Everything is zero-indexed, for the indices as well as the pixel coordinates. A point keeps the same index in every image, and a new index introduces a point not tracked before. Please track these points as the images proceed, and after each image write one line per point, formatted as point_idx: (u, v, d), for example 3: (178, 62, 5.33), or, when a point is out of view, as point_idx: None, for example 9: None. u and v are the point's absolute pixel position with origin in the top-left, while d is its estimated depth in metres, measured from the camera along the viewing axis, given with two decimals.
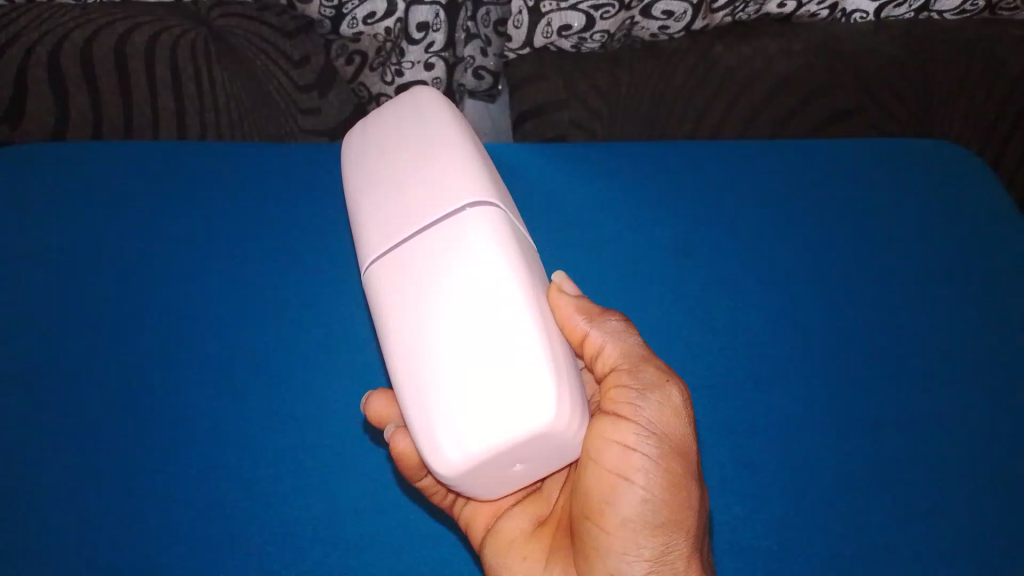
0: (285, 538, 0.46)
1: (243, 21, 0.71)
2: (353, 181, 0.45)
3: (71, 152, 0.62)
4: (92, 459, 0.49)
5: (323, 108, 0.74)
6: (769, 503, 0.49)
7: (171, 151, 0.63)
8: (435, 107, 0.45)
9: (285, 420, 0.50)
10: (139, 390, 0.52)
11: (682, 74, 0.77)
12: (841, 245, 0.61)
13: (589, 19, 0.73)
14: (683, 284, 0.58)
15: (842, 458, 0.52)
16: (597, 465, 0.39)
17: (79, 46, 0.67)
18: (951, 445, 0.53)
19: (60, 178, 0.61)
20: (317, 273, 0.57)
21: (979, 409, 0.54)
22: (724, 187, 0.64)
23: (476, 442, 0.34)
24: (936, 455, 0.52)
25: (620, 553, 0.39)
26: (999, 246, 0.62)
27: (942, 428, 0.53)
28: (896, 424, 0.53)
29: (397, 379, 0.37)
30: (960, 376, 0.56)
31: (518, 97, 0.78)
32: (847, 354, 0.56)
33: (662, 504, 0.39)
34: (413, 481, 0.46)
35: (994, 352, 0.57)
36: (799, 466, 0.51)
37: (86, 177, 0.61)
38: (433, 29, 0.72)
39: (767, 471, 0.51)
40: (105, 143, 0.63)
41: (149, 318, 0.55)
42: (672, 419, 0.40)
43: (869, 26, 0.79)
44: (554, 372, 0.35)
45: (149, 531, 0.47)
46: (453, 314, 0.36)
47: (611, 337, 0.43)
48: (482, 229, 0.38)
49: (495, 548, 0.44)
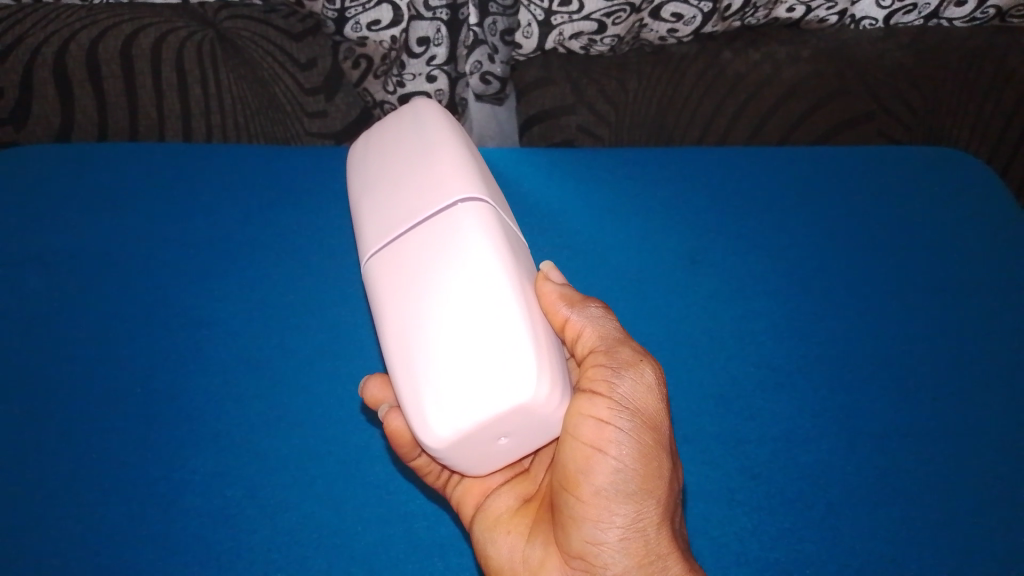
0: (289, 547, 0.45)
1: (250, 22, 0.70)
2: (354, 182, 0.45)
3: (80, 156, 0.62)
4: (95, 465, 0.49)
5: (329, 111, 0.74)
6: (780, 517, 0.49)
7: (179, 156, 0.63)
8: (431, 111, 0.45)
9: (289, 425, 0.50)
10: (142, 396, 0.51)
11: (691, 80, 0.76)
12: (850, 254, 0.61)
13: (600, 26, 0.73)
14: (691, 291, 0.58)
15: (854, 472, 0.51)
16: (573, 439, 0.39)
17: (85, 48, 0.67)
18: (965, 458, 0.52)
19: (68, 182, 0.61)
20: (322, 277, 0.57)
21: (994, 420, 0.54)
22: (731, 196, 0.63)
23: (463, 416, 0.34)
24: (950, 467, 0.52)
25: (594, 521, 0.39)
26: (1011, 255, 0.62)
27: (956, 440, 0.53)
28: (909, 436, 0.53)
29: (390, 362, 0.37)
30: (973, 387, 0.55)
31: (526, 101, 0.77)
32: (854, 365, 0.56)
33: (635, 474, 0.39)
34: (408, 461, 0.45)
35: (1003, 362, 0.57)
36: (811, 479, 0.50)
37: (92, 181, 0.61)
38: (433, 43, 0.72)
39: (779, 485, 0.50)
40: (113, 147, 0.63)
41: (153, 322, 0.54)
42: (647, 395, 0.41)
43: (877, 34, 0.78)
44: (537, 350, 0.35)
45: (151, 538, 0.46)
46: (443, 296, 0.36)
47: (592, 321, 0.42)
48: (472, 220, 0.38)
49: (483, 524, 0.43)
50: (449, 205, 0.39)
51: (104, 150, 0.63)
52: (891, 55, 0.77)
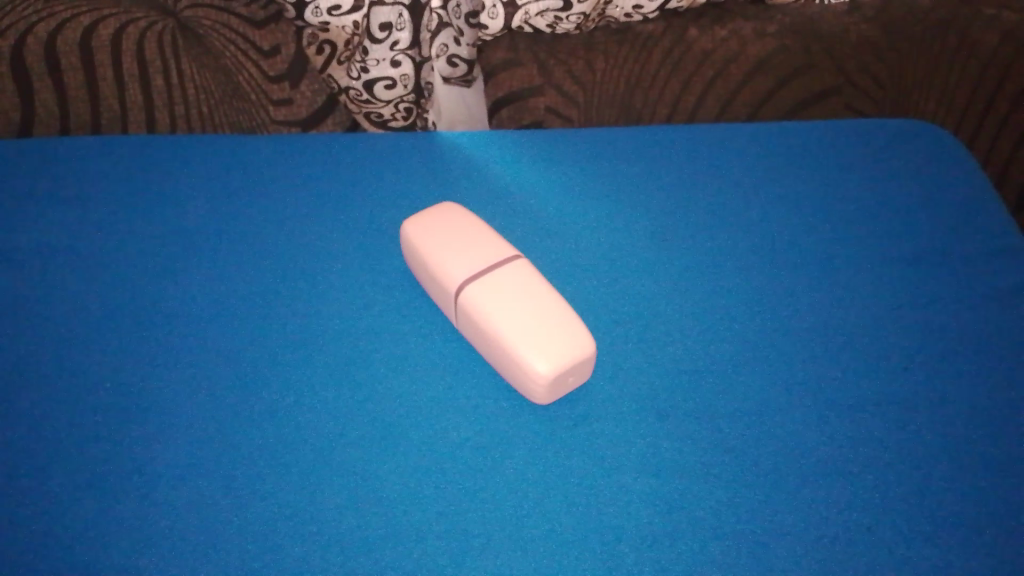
0: (263, 535, 0.44)
1: (211, 10, 0.69)
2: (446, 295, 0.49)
3: (47, 160, 0.62)
4: (62, 459, 0.47)
5: (295, 99, 0.75)
6: (779, 478, 0.46)
7: (149, 156, 0.63)
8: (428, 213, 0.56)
9: (264, 413, 0.49)
10: (112, 390, 0.50)
11: (658, 57, 0.77)
12: (829, 222, 0.60)
13: (567, 3, 0.72)
14: (668, 266, 0.57)
15: (855, 432, 0.48)
16: None
17: (41, 40, 0.67)
18: (969, 412, 0.50)
19: (35, 184, 0.60)
20: (294, 267, 0.56)
21: (993, 373, 0.52)
22: (704, 174, 0.63)
23: None
24: (957, 422, 0.49)
25: None
26: (992, 215, 0.61)
27: (957, 395, 0.50)
28: (906, 390, 0.50)
29: None
30: (968, 341, 0.53)
31: (494, 83, 0.79)
32: (843, 327, 0.54)
33: None
34: (546, 398, 0.47)
35: (996, 317, 0.55)
36: (810, 443, 0.48)
37: (62, 183, 0.61)
38: (396, 28, 0.70)
39: (777, 451, 0.47)
40: (82, 149, 0.63)
41: (123, 317, 0.54)
42: None
43: (842, 6, 0.77)
44: None
45: (121, 531, 0.44)
46: None
47: None
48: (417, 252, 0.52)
49: None
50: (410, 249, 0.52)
51: (71, 149, 0.63)
52: (856, 29, 0.77)
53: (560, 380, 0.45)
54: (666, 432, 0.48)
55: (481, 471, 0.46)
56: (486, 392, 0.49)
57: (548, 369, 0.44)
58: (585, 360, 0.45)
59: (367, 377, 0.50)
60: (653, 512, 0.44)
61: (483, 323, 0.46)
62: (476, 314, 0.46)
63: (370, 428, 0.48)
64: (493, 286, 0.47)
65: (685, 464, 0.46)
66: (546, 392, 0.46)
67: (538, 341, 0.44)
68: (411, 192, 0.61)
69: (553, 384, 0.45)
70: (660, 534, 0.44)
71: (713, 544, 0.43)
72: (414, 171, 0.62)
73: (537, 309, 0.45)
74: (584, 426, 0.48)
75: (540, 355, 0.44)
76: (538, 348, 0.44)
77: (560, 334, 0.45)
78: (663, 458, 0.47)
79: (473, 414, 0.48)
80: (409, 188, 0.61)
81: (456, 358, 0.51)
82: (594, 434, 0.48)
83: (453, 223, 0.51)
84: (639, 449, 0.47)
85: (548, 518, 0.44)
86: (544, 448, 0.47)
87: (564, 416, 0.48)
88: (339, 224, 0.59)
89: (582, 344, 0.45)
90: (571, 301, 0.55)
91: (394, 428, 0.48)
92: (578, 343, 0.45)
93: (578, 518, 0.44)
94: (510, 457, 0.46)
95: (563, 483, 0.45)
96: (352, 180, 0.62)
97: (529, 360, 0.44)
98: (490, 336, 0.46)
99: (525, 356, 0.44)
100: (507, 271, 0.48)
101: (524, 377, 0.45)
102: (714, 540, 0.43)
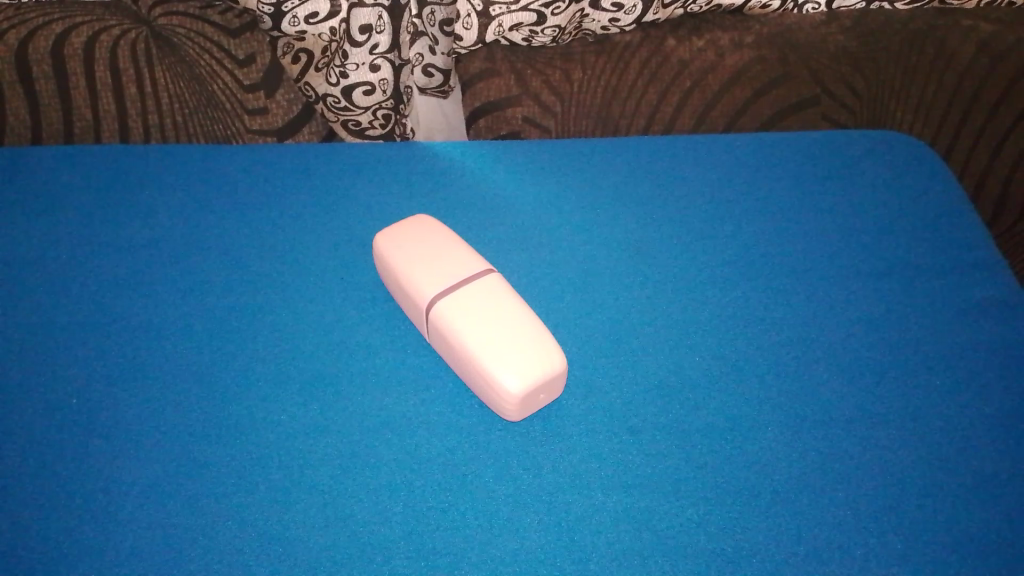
0: (230, 555, 0.42)
1: (185, 19, 0.72)
2: (420, 310, 0.49)
3: (23, 177, 0.62)
4: (24, 476, 0.46)
5: (270, 108, 0.77)
6: (753, 496, 0.45)
7: (126, 171, 0.62)
8: None
9: (231, 429, 0.48)
10: (79, 406, 0.49)
11: (635, 69, 0.80)
12: (805, 235, 0.60)
13: (540, 17, 0.74)
14: (643, 276, 0.57)
15: (831, 447, 0.48)
16: None
17: (13, 48, 0.69)
18: (945, 427, 0.49)
19: (9, 202, 0.60)
20: (265, 281, 0.56)
21: (969, 385, 0.51)
22: (678, 185, 0.63)
23: None
24: (932, 437, 0.49)
25: None
26: (966, 222, 0.61)
27: (933, 410, 0.50)
28: (877, 401, 0.50)
29: None
30: (944, 355, 0.53)
31: (471, 93, 0.81)
32: (816, 337, 0.54)
33: None
34: (512, 415, 0.46)
35: (971, 326, 0.55)
36: (783, 456, 0.47)
37: (37, 198, 0.60)
38: (376, 31, 0.70)
39: (754, 466, 0.47)
40: (58, 164, 0.62)
41: (90, 333, 0.53)
42: None
43: (820, 17, 0.82)
44: None
45: (84, 551, 0.43)
46: None
47: None
48: (386, 265, 0.51)
49: None
50: (380, 262, 0.52)
51: (44, 167, 0.62)
52: (833, 38, 0.81)
53: (531, 397, 0.45)
54: (641, 450, 0.47)
55: (450, 488, 0.45)
56: (458, 409, 0.49)
57: (520, 386, 0.44)
58: (556, 377, 0.45)
59: (337, 392, 0.50)
60: (624, 530, 0.44)
61: (455, 339, 0.46)
62: (449, 330, 0.46)
63: (340, 443, 0.47)
64: (466, 302, 0.46)
65: (658, 482, 0.46)
66: (517, 409, 0.46)
67: (510, 359, 0.44)
68: (385, 203, 0.61)
69: (525, 400, 0.45)
70: (630, 553, 0.43)
71: (693, 563, 0.43)
72: (388, 185, 0.62)
73: (510, 328, 0.45)
74: (557, 442, 0.47)
75: (512, 373, 0.44)
76: (509, 365, 0.44)
77: (532, 352, 0.44)
78: (637, 475, 0.46)
79: (443, 432, 0.48)
80: (383, 200, 0.61)
81: (429, 372, 0.51)
82: (566, 450, 0.47)
83: (422, 235, 0.51)
84: (613, 464, 0.46)
85: (518, 536, 0.43)
86: (516, 466, 0.46)
87: (536, 435, 0.48)
88: (313, 236, 0.59)
89: (553, 363, 0.45)
90: (544, 317, 0.54)
91: (365, 445, 0.47)
92: (550, 360, 0.45)
93: (548, 537, 0.43)
94: (481, 476, 0.46)
95: (535, 500, 0.45)
96: (327, 192, 0.61)
97: (500, 377, 0.44)
98: (462, 352, 0.46)
99: (496, 373, 0.44)
100: (480, 288, 0.47)
101: (495, 394, 0.45)
102: (688, 558, 0.43)
